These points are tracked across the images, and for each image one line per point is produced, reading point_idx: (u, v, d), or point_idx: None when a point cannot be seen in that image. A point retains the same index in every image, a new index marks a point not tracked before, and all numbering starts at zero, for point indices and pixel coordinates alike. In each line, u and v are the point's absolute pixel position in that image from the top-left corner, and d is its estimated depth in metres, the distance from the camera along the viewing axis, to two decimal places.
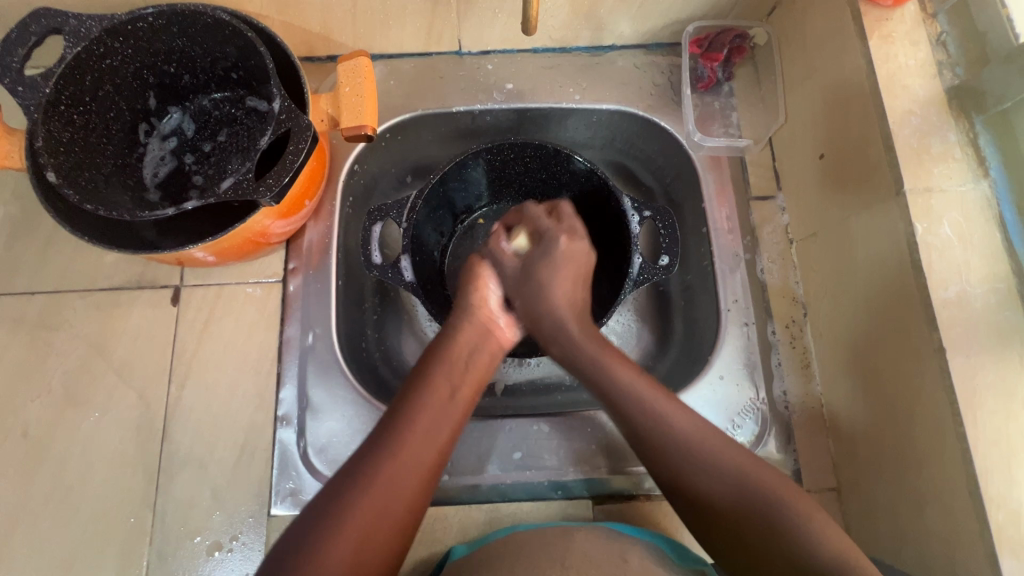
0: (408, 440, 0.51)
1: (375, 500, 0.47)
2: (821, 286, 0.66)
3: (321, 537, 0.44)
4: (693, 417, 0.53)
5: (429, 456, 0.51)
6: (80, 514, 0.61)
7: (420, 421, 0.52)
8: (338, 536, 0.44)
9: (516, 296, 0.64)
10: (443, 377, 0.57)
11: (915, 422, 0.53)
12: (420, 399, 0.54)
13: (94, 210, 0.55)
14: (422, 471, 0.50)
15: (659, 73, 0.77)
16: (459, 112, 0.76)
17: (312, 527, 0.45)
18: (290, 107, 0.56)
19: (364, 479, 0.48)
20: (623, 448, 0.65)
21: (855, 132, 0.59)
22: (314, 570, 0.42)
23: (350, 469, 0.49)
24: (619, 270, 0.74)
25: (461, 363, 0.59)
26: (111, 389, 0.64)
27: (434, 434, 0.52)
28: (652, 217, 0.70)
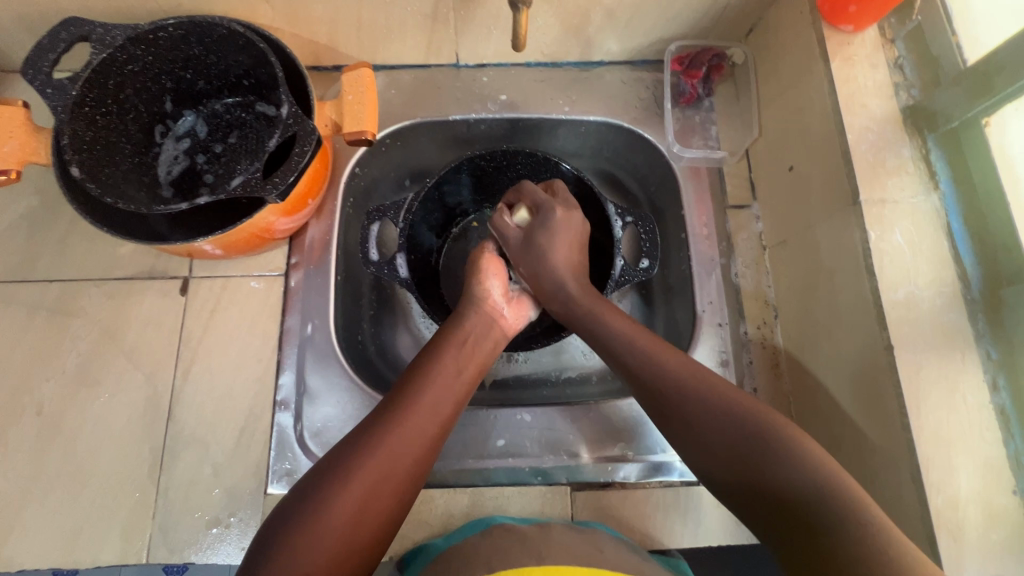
0: (416, 407, 0.54)
1: (383, 458, 0.50)
2: (789, 289, 0.70)
3: (332, 486, 0.48)
4: (687, 361, 0.54)
5: (433, 425, 0.55)
6: (89, 488, 0.65)
7: (427, 392, 0.56)
8: (354, 477, 0.48)
9: (518, 262, 0.69)
10: (449, 356, 0.61)
11: (869, 415, 0.57)
12: (428, 372, 0.58)
13: (114, 203, 0.59)
14: (426, 439, 0.53)
15: (644, 88, 0.82)
16: (455, 121, 0.81)
17: (320, 479, 0.48)
18: (297, 112, 0.61)
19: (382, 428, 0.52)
20: (601, 438, 0.69)
21: (819, 147, 0.64)
22: (329, 502, 0.46)
23: (359, 429, 0.52)
24: (602, 272, 0.79)
25: (467, 346, 0.63)
26: (121, 372, 0.69)
27: (439, 404, 0.56)
28: (634, 222, 0.75)
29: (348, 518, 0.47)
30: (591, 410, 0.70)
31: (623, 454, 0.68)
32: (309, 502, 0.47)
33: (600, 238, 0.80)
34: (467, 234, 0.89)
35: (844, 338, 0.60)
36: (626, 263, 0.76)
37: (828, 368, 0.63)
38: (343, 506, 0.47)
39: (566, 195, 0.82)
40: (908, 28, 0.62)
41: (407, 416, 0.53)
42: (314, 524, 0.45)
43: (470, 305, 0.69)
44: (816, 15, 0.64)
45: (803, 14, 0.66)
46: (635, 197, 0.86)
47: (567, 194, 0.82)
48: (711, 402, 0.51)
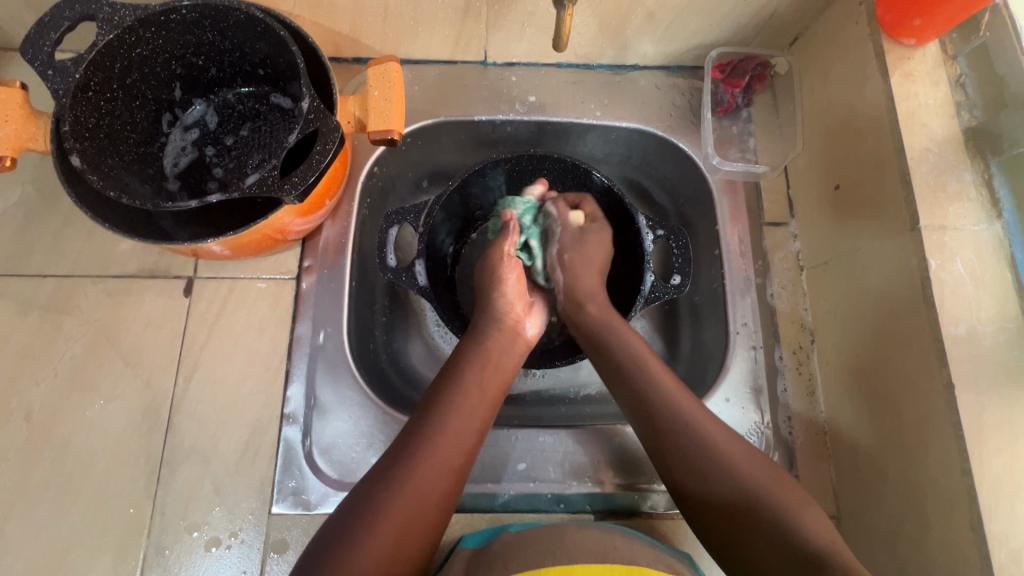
0: (445, 436, 0.52)
1: (417, 492, 0.49)
2: (829, 314, 0.67)
3: (366, 526, 0.46)
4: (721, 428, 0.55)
5: (463, 448, 0.53)
6: (78, 502, 0.60)
7: (456, 415, 0.54)
8: (387, 515, 0.47)
9: (567, 250, 0.70)
10: (477, 377, 0.58)
11: (920, 454, 0.54)
12: (454, 394, 0.56)
13: (117, 198, 0.55)
14: (457, 468, 0.52)
15: (680, 95, 0.79)
16: (481, 121, 0.77)
17: (358, 511, 0.48)
18: (319, 107, 0.57)
19: (411, 459, 0.50)
20: (631, 463, 0.65)
21: (872, 166, 0.60)
22: (366, 543, 0.46)
23: (389, 465, 0.51)
24: (630, 287, 0.75)
25: (496, 364, 0.61)
26: (117, 376, 0.64)
27: (469, 428, 0.54)
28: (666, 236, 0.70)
29: (384, 557, 0.46)
30: (618, 435, 0.66)
31: (651, 483, 0.64)
32: (343, 541, 0.46)
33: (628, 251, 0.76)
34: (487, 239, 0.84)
35: (896, 371, 0.57)
36: (656, 278, 0.73)
37: (873, 400, 0.60)
38: (377, 546, 0.46)
39: (595, 205, 0.78)
40: (972, 43, 0.59)
41: (437, 445, 0.52)
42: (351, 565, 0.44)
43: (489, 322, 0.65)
44: (874, 26, 0.61)
45: (859, 25, 0.62)
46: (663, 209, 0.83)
47: (594, 204, 0.78)
48: (710, 444, 0.53)
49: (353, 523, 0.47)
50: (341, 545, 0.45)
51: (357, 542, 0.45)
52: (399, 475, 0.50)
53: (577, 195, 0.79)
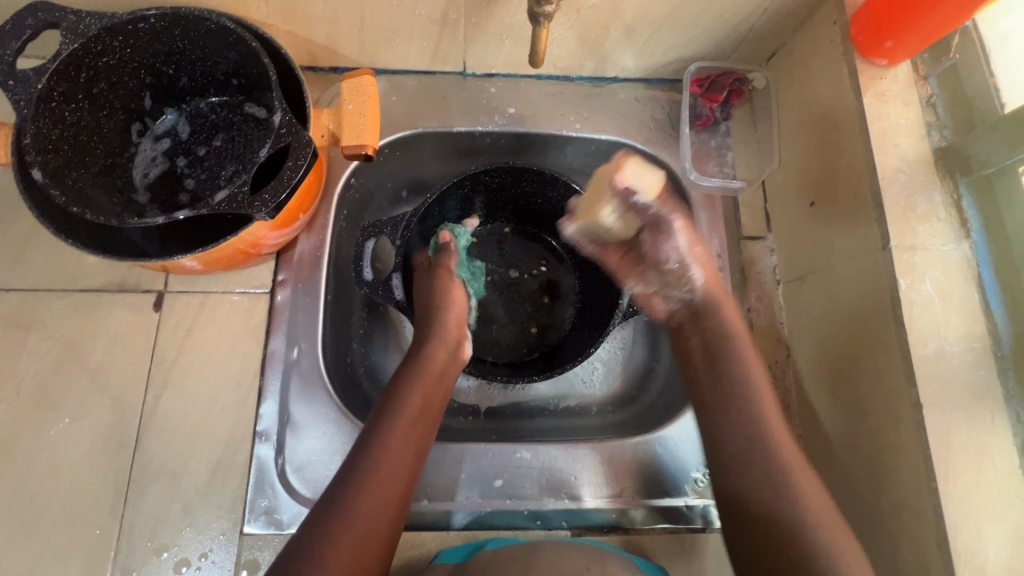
0: (389, 441, 0.54)
1: (367, 501, 0.50)
2: (804, 329, 0.68)
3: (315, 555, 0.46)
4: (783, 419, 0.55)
5: (409, 450, 0.55)
6: (42, 525, 0.58)
7: (399, 420, 0.56)
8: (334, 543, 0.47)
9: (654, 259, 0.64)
10: (417, 379, 0.60)
11: (890, 472, 0.54)
12: (394, 400, 0.58)
13: (81, 214, 0.53)
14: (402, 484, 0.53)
15: (659, 108, 0.79)
16: (460, 133, 0.76)
17: (304, 542, 0.48)
18: (292, 121, 0.56)
19: (355, 482, 0.51)
20: (643, 480, 0.65)
21: (845, 184, 0.61)
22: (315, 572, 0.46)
23: (336, 480, 0.52)
24: (609, 301, 0.75)
25: (435, 362, 0.62)
26: (84, 394, 0.62)
27: (412, 429, 0.56)
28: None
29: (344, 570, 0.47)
30: (599, 452, 0.65)
31: (629, 498, 0.64)
32: (300, 563, 0.46)
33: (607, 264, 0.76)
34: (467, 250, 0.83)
35: (867, 388, 0.57)
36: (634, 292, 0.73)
37: (846, 416, 0.61)
38: (336, 559, 0.47)
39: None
40: (942, 65, 0.60)
41: (382, 451, 0.53)
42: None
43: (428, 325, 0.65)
44: (848, 46, 0.61)
45: (833, 44, 0.63)
46: None
47: None
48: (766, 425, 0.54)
49: (307, 542, 0.47)
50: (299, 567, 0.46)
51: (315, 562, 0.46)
52: (348, 486, 0.51)
53: (557, 207, 0.79)
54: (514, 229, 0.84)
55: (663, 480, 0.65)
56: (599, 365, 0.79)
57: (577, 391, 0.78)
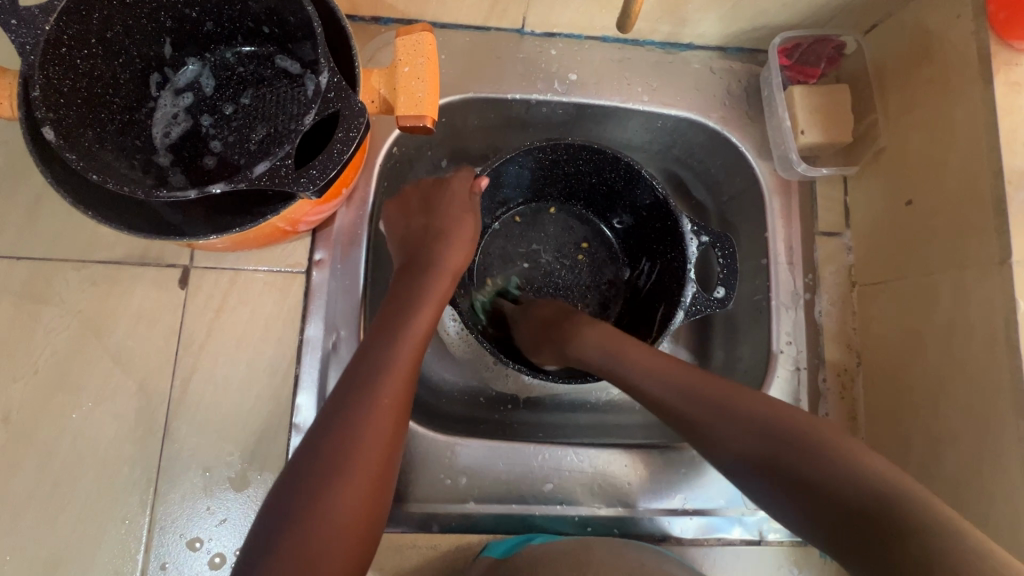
0: (383, 384, 0.49)
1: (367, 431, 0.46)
2: (881, 338, 0.63)
3: (312, 481, 0.44)
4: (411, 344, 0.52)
5: (405, 393, 0.50)
6: (68, 514, 0.55)
7: (396, 363, 0.51)
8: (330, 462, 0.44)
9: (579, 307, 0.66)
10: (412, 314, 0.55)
11: (984, 501, 0.51)
12: (389, 334, 0.53)
13: (102, 183, 0.47)
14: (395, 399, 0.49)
15: (735, 82, 0.70)
16: (515, 101, 0.69)
17: (300, 470, 0.44)
18: (340, 84, 0.48)
19: (349, 405, 0.47)
20: (698, 486, 0.62)
21: (958, 186, 0.55)
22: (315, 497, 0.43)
23: (324, 427, 0.47)
24: (665, 296, 0.69)
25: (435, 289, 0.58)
26: (107, 375, 0.58)
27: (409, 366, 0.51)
28: (711, 243, 0.63)
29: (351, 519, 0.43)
30: (652, 457, 0.62)
31: (683, 507, 0.61)
32: (285, 526, 0.41)
33: (666, 257, 0.69)
34: (509, 229, 0.77)
35: (965, 412, 0.53)
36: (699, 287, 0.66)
37: (928, 437, 0.57)
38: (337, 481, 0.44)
39: (631, 201, 0.71)
40: None
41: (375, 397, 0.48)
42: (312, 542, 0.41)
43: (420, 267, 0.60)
44: (980, 24, 0.53)
45: (960, 19, 0.55)
46: (702, 206, 0.76)
47: (631, 199, 0.71)
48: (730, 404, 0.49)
49: (298, 489, 0.43)
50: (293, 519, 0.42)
51: (302, 523, 0.42)
52: (340, 432, 0.46)
53: (613, 188, 0.71)
54: (561, 208, 0.78)
55: (717, 489, 0.62)
56: None
57: (620, 382, 0.74)
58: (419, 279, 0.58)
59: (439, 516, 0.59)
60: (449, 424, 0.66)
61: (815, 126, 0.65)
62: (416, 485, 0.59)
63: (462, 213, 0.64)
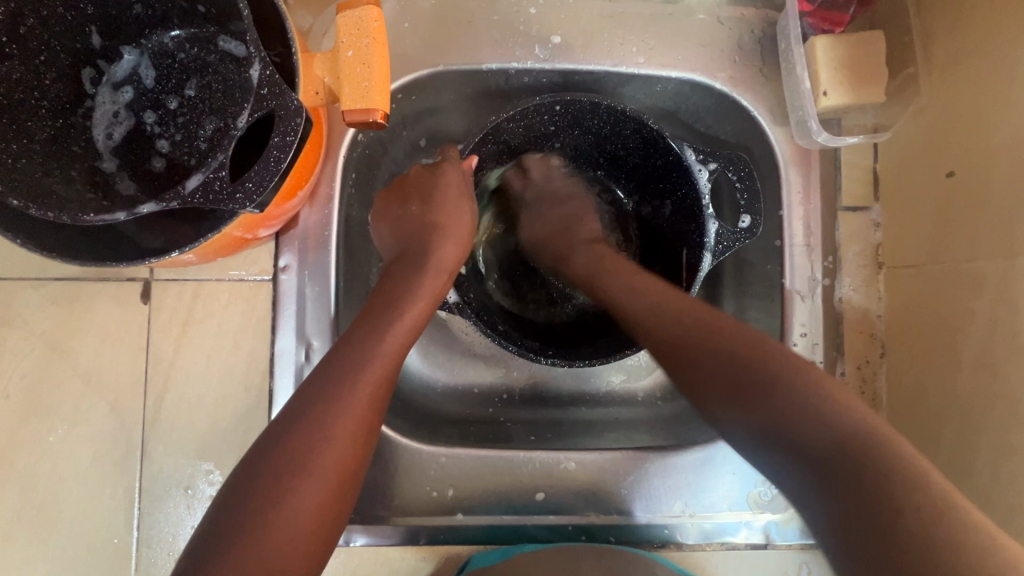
0: (357, 383, 0.43)
1: (340, 431, 0.41)
2: (909, 328, 0.56)
3: (274, 481, 0.39)
4: (396, 338, 0.47)
5: (382, 390, 0.45)
6: (57, 536, 0.55)
7: (377, 355, 0.45)
8: (295, 462, 0.39)
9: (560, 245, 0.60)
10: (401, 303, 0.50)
11: (1006, 525, 0.46)
12: (376, 324, 0.47)
13: (24, 208, 0.42)
14: (369, 398, 0.44)
15: (748, 33, 0.61)
16: (491, 71, 0.60)
17: (259, 464, 0.40)
18: (274, 77, 0.42)
19: (323, 400, 0.42)
20: (700, 490, 0.58)
21: (1009, 159, 0.46)
22: (273, 500, 0.38)
23: (291, 417, 0.42)
24: (683, 240, 0.61)
25: (426, 276, 0.53)
26: (78, 397, 0.56)
27: (392, 363, 0.46)
28: (723, 165, 0.56)
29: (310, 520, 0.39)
30: (651, 461, 0.58)
31: (683, 511, 0.58)
32: (240, 527, 0.37)
33: (674, 195, 0.61)
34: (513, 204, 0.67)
35: (998, 426, 0.47)
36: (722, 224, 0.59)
37: (955, 444, 0.51)
38: (299, 485, 0.39)
39: (622, 145, 0.61)
40: None
41: (347, 389, 0.43)
42: (263, 545, 0.37)
43: (412, 260, 0.54)
44: None
45: None
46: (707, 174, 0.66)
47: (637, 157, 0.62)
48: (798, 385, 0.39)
49: (256, 479, 0.39)
50: (246, 520, 0.38)
51: (254, 526, 0.37)
52: (304, 429, 0.41)
53: (616, 152, 0.63)
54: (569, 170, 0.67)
55: (721, 493, 0.58)
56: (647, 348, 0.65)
57: (621, 369, 0.65)
58: (411, 272, 0.52)
59: (427, 528, 0.57)
60: (437, 429, 0.61)
61: (840, 83, 0.56)
62: (400, 497, 0.57)
63: (462, 203, 0.57)
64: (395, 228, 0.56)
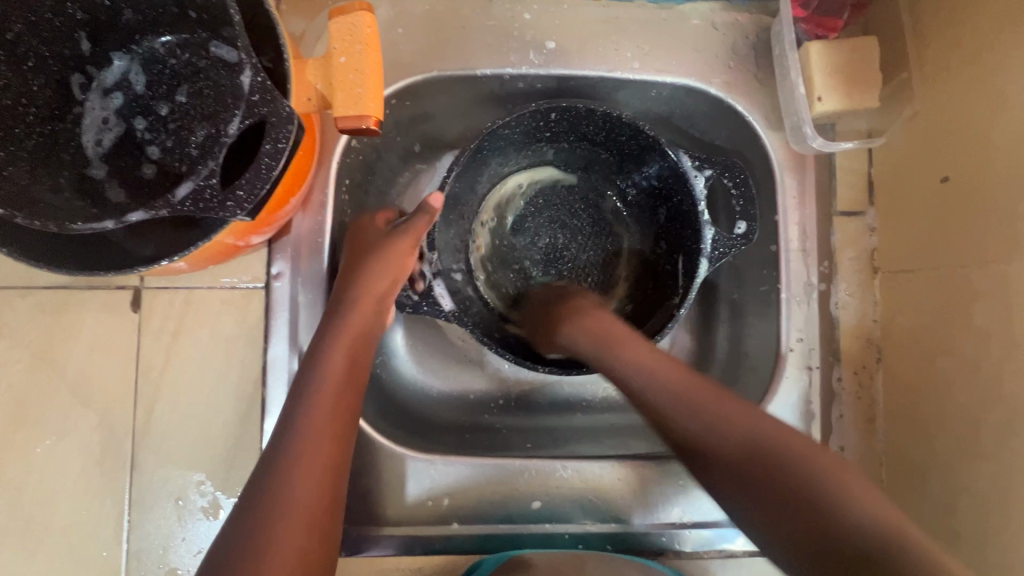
0: (307, 436, 0.42)
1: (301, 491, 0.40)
2: (906, 333, 0.56)
3: (248, 551, 0.37)
4: (340, 379, 0.46)
5: (330, 432, 0.43)
6: (44, 549, 0.54)
7: (322, 399, 0.44)
8: (263, 527, 0.38)
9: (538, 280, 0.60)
10: (336, 342, 0.48)
11: (1004, 531, 0.46)
12: (315, 369, 0.46)
13: (10, 216, 0.42)
14: (324, 449, 0.42)
15: (743, 38, 0.61)
16: (486, 77, 0.60)
17: (230, 539, 0.38)
18: (265, 84, 0.41)
19: (278, 460, 0.41)
20: (697, 497, 0.58)
21: (1004, 164, 0.47)
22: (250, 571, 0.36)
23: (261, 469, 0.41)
24: (681, 247, 0.60)
25: (362, 310, 0.50)
26: (66, 407, 0.55)
27: (341, 405, 0.45)
28: (718, 173, 0.56)
29: (288, 567, 0.37)
30: (646, 468, 0.58)
31: (680, 518, 0.58)
32: None
33: (670, 202, 0.61)
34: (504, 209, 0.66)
35: (997, 431, 0.47)
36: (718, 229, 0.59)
37: (951, 449, 0.51)
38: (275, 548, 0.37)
39: (617, 149, 0.61)
40: None
41: (311, 424, 0.43)
42: None
43: (371, 277, 0.51)
44: None
45: None
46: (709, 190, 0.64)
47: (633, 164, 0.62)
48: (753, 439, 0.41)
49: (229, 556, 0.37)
50: None
51: None
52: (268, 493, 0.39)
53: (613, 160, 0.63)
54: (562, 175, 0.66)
55: None
56: None
57: None
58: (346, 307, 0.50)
59: (421, 538, 0.56)
60: (431, 437, 0.60)
61: (834, 89, 0.57)
62: (395, 506, 0.56)
63: (415, 208, 0.53)
64: (358, 247, 0.54)
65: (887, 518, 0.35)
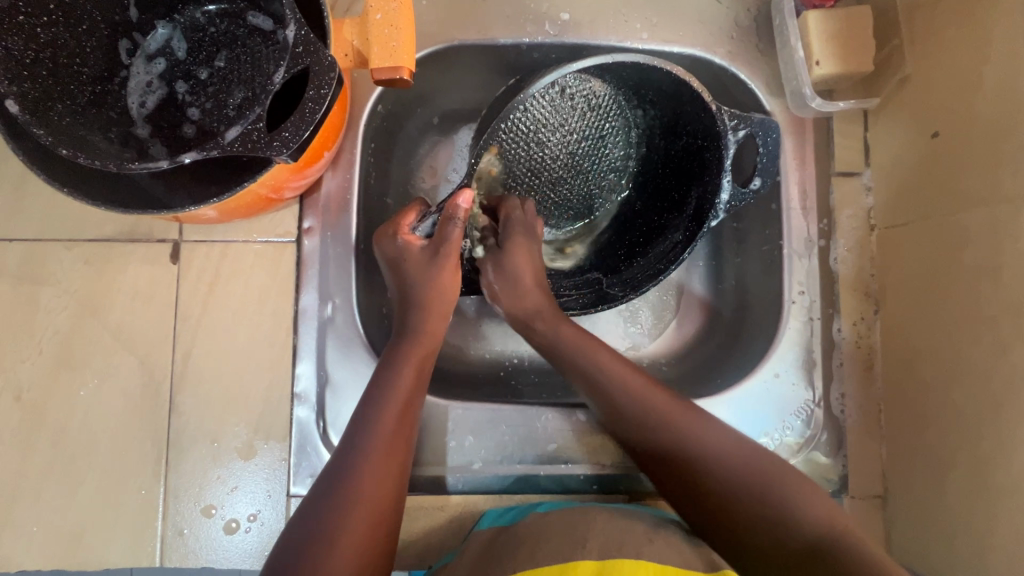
0: (373, 441, 0.47)
1: (373, 486, 0.45)
2: (901, 284, 0.60)
3: (323, 533, 0.42)
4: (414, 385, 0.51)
5: (394, 441, 0.48)
6: (87, 487, 0.57)
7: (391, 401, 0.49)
8: (342, 518, 0.43)
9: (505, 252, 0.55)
10: (406, 352, 0.52)
11: (994, 456, 0.49)
12: (384, 378, 0.51)
13: (72, 157, 0.45)
14: (391, 457, 0.47)
15: (745, 11, 0.65)
16: (505, 47, 0.64)
17: (306, 524, 0.43)
18: (308, 36, 0.45)
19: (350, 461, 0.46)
20: None
21: (989, 115, 0.50)
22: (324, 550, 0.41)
23: (346, 435, 0.48)
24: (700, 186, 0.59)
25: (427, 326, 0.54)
26: (108, 353, 0.58)
27: (405, 411, 0.50)
28: (753, 131, 0.55)
29: (369, 524, 0.44)
30: None
31: None
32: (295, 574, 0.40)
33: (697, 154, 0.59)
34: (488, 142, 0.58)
35: (986, 365, 0.50)
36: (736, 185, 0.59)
37: (944, 389, 0.54)
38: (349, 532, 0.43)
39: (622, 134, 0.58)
40: None
41: (385, 410, 0.49)
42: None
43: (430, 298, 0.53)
44: None
45: None
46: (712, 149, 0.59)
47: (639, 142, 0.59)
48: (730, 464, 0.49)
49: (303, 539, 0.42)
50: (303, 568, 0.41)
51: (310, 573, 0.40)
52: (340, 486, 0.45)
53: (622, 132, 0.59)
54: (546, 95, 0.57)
55: None
56: (647, 310, 0.68)
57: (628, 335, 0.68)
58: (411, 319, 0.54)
59: (447, 475, 0.60)
60: (453, 386, 0.64)
61: (831, 56, 0.60)
62: (419, 449, 0.59)
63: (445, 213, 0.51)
64: (402, 254, 0.54)
65: (823, 515, 0.46)
